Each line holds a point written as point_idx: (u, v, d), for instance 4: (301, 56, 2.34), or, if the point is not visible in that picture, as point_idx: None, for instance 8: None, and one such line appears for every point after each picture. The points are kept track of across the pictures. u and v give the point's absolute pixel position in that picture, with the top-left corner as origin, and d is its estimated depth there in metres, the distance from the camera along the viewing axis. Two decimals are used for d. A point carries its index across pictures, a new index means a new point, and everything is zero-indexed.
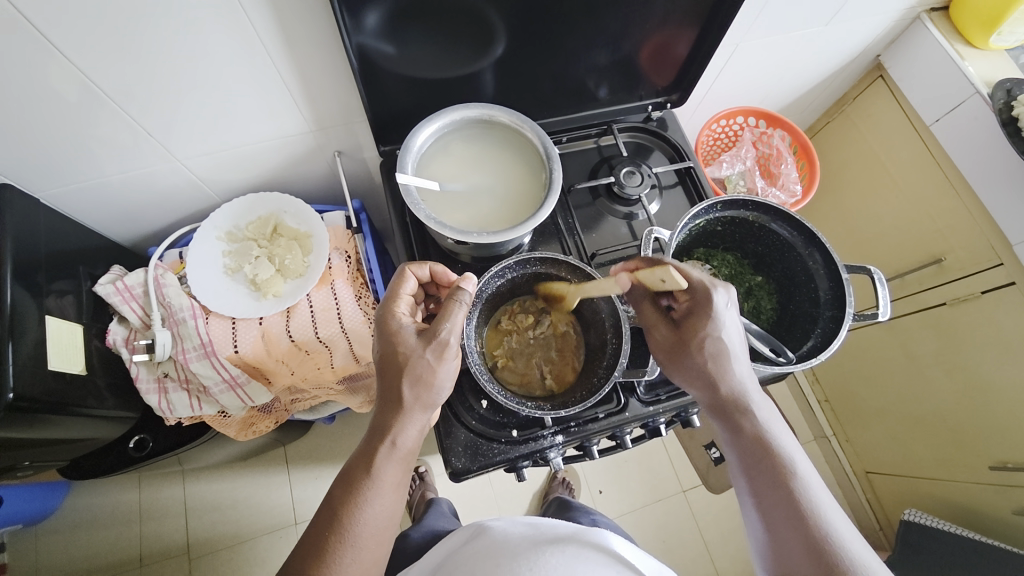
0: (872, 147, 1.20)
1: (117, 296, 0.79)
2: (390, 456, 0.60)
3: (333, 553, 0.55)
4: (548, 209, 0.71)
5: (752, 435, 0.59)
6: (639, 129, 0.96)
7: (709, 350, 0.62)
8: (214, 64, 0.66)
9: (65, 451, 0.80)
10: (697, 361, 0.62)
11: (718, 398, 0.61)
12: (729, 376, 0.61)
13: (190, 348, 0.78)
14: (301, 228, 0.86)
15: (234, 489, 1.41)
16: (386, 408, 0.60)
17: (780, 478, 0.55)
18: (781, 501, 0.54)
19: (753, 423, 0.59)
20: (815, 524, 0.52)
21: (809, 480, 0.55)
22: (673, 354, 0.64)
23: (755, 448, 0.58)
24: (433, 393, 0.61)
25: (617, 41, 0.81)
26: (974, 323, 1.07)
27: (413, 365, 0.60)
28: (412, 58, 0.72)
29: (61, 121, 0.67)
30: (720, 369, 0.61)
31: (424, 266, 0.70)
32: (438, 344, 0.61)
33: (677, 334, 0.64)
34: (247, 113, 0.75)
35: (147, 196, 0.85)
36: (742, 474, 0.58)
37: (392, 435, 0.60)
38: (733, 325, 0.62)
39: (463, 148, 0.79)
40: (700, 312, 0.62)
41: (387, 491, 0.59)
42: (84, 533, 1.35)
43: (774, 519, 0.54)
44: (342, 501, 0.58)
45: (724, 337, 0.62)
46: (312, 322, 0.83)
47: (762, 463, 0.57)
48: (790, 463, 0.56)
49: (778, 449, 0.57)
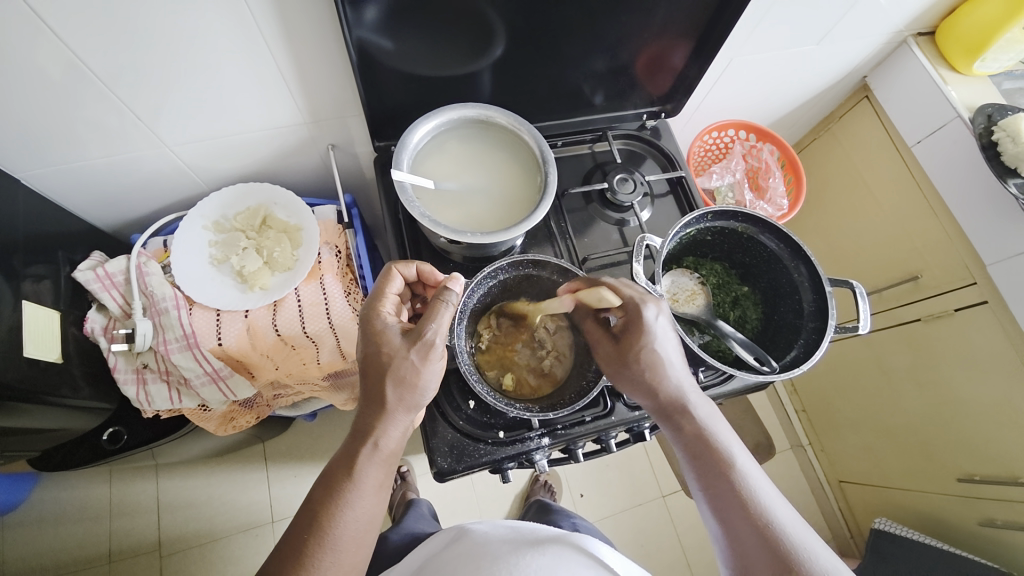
0: (856, 165, 1.24)
1: (97, 283, 0.76)
2: (372, 457, 0.59)
3: (314, 554, 0.55)
4: (543, 212, 0.71)
5: (694, 434, 0.60)
6: (633, 137, 0.98)
7: (648, 361, 0.62)
8: (207, 50, 0.65)
9: (36, 441, 0.78)
10: (635, 372, 0.62)
11: (661, 404, 0.62)
12: (668, 382, 0.61)
13: (173, 339, 0.76)
14: (292, 221, 0.85)
15: (209, 485, 1.38)
16: (369, 408, 0.60)
17: (725, 473, 0.56)
18: (727, 493, 0.55)
19: (694, 423, 0.60)
20: (762, 515, 0.53)
21: (751, 475, 0.57)
22: (614, 367, 0.64)
23: (698, 446, 0.59)
24: (417, 394, 0.61)
25: (615, 49, 0.82)
26: (947, 340, 1.11)
27: (397, 366, 0.60)
28: (410, 54, 0.72)
29: (45, 100, 0.65)
30: (658, 378, 0.62)
31: (411, 266, 0.70)
32: (424, 346, 0.60)
33: (617, 348, 0.64)
34: (240, 101, 0.74)
35: (132, 182, 0.82)
36: (690, 471, 0.59)
37: (374, 436, 0.59)
38: (665, 335, 0.63)
39: (459, 147, 0.79)
40: (635, 325, 0.62)
41: (368, 494, 0.59)
42: (49, 527, 1.31)
43: (724, 512, 0.55)
44: (321, 503, 0.57)
45: (660, 347, 0.62)
46: (300, 317, 0.81)
47: (710, 462, 0.58)
48: (732, 458, 0.58)
49: (721, 445, 0.59)
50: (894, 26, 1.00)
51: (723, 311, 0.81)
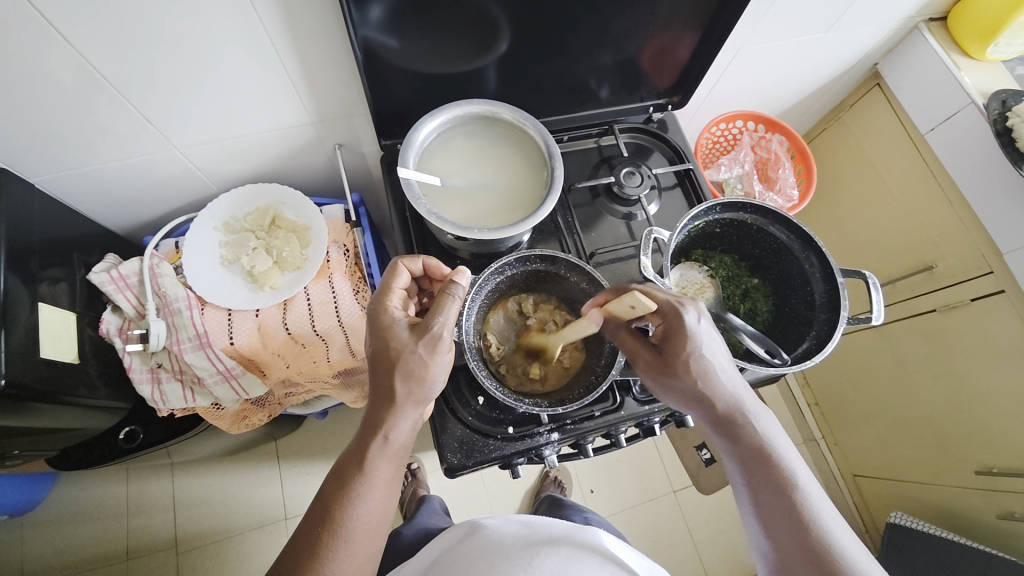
0: (867, 155, 1.22)
1: (112, 284, 0.77)
2: (383, 451, 0.60)
3: (328, 547, 0.55)
4: (549, 207, 0.71)
5: (752, 445, 0.58)
6: (640, 130, 0.97)
7: (696, 370, 0.61)
8: (216, 53, 0.66)
9: (55, 441, 0.79)
10: (685, 381, 0.61)
11: (715, 414, 0.60)
12: (721, 390, 0.60)
13: (185, 339, 0.77)
14: (300, 221, 0.85)
15: (223, 483, 1.40)
16: (379, 402, 0.60)
17: (779, 484, 0.56)
18: (781, 507, 0.55)
19: (752, 433, 0.59)
20: (816, 531, 0.53)
21: (808, 489, 0.56)
22: (661, 378, 0.63)
23: (754, 457, 0.58)
24: (425, 387, 0.61)
25: (620, 42, 0.82)
26: (964, 330, 1.09)
27: (405, 360, 0.60)
28: (415, 52, 0.72)
29: (57, 105, 0.66)
30: (710, 387, 0.60)
31: (418, 261, 0.71)
32: (430, 339, 0.60)
33: (661, 358, 0.63)
34: (247, 103, 0.74)
35: (142, 185, 0.83)
36: (740, 481, 0.59)
37: (384, 430, 0.60)
38: (710, 342, 0.61)
39: (464, 144, 0.79)
40: (677, 333, 0.61)
41: (379, 487, 0.59)
42: (69, 526, 1.33)
43: (774, 526, 0.55)
44: (334, 496, 0.58)
45: (706, 353, 0.61)
46: (310, 315, 0.82)
47: (765, 472, 0.57)
48: (790, 472, 0.57)
49: (778, 457, 0.58)
50: (905, 12, 0.98)
51: (733, 304, 0.80)
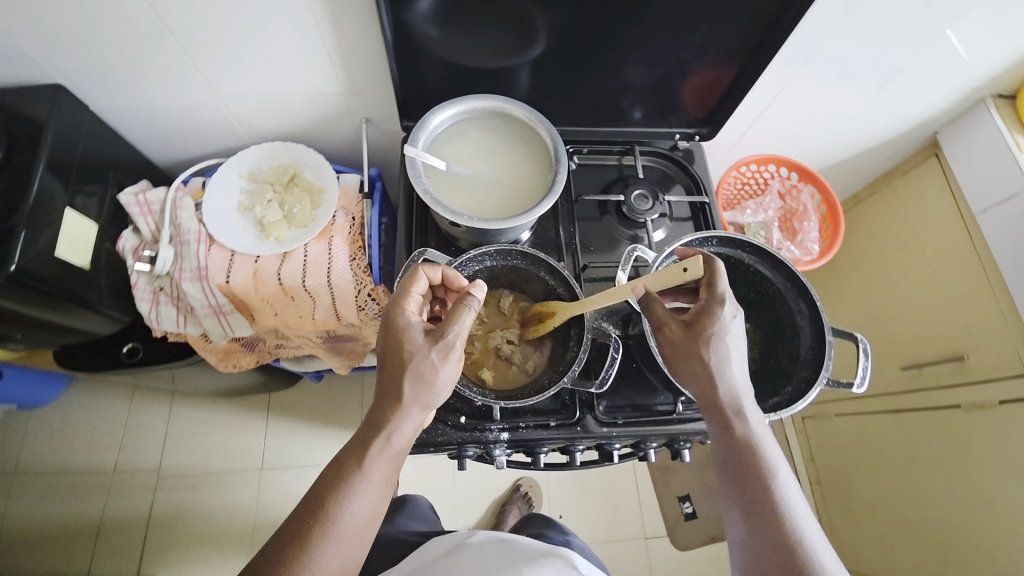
0: (911, 228, 1.15)
1: (136, 207, 0.83)
2: (383, 450, 0.59)
3: (315, 540, 0.55)
4: (545, 207, 0.72)
5: (741, 437, 0.58)
6: (663, 155, 0.96)
7: (715, 352, 0.60)
8: (265, 15, 0.71)
9: (60, 338, 0.86)
10: (703, 362, 0.60)
11: (715, 402, 0.60)
12: (729, 380, 0.59)
13: (187, 269, 0.82)
14: (317, 183, 0.90)
15: (213, 422, 1.52)
16: (385, 402, 0.60)
17: (764, 479, 0.56)
18: (762, 498, 0.55)
19: (746, 426, 0.59)
20: (793, 528, 0.54)
21: (788, 487, 0.56)
22: (678, 348, 0.61)
23: (742, 449, 0.58)
24: (432, 394, 0.60)
25: (652, 62, 0.83)
26: (988, 433, 0.99)
27: (417, 363, 0.60)
28: (450, 42, 0.76)
29: (121, 40, 0.73)
30: (722, 374, 0.59)
31: (437, 270, 0.68)
32: (444, 346, 0.60)
33: (687, 331, 0.61)
34: (288, 66, 0.80)
35: (186, 124, 0.90)
36: (725, 472, 0.59)
37: (388, 430, 0.59)
38: (738, 335, 0.61)
39: (479, 136, 0.81)
40: (711, 311, 0.60)
41: (374, 487, 0.59)
42: (72, 429, 1.49)
43: (754, 516, 0.55)
44: (326, 491, 0.57)
45: (729, 340, 0.60)
46: (303, 271, 0.85)
47: (750, 463, 0.57)
48: (772, 466, 0.57)
49: (765, 453, 0.58)
50: (971, 82, 0.93)
51: None
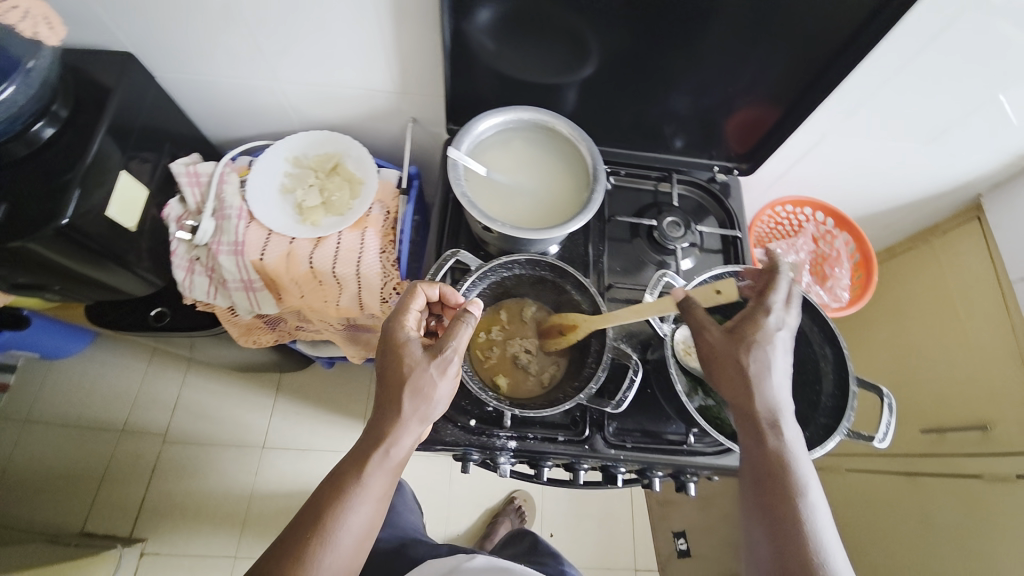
0: (944, 288, 1.13)
1: (185, 177, 0.86)
2: (382, 463, 0.59)
3: (310, 553, 0.55)
4: (578, 224, 0.73)
5: (774, 451, 0.57)
6: (700, 187, 0.96)
7: (756, 361, 0.59)
8: (335, 11, 0.74)
9: (96, 294, 0.87)
10: (742, 369, 0.59)
11: (751, 412, 0.59)
12: (768, 392, 0.59)
13: (225, 243, 0.84)
14: (358, 174, 0.93)
15: (224, 395, 1.56)
16: (384, 415, 0.60)
17: (793, 496, 0.55)
18: (789, 516, 0.54)
19: (780, 440, 0.57)
20: (816, 551, 0.52)
21: (816, 510, 0.55)
22: (718, 354, 0.60)
23: (774, 463, 0.56)
24: (431, 407, 0.60)
25: (700, 95, 0.84)
26: (1007, 509, 0.96)
27: (415, 377, 0.59)
28: (506, 54, 0.78)
29: (198, 22, 0.77)
30: (760, 384, 0.59)
31: (435, 287, 0.68)
32: (443, 361, 0.60)
33: (730, 337, 0.61)
34: (347, 62, 0.83)
35: (243, 106, 0.94)
36: (752, 485, 0.57)
37: (386, 444, 0.59)
38: (784, 349, 0.60)
39: (521, 147, 0.82)
40: (755, 321, 0.61)
41: (371, 499, 0.58)
42: (89, 384, 1.54)
43: (779, 535, 0.54)
44: (326, 502, 0.57)
45: (771, 351, 0.60)
46: (334, 257, 0.87)
47: (781, 478, 0.56)
48: (803, 485, 0.56)
49: (797, 470, 0.56)
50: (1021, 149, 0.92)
51: None
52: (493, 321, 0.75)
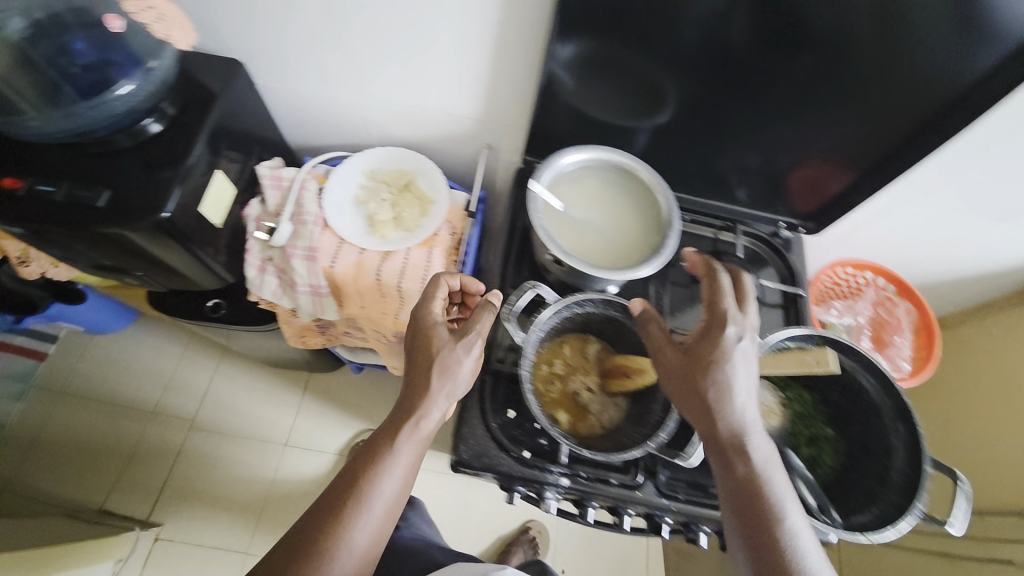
0: (995, 369, 1.11)
1: (269, 180, 0.89)
2: (411, 434, 0.61)
3: (348, 515, 0.56)
4: (650, 269, 0.74)
5: (745, 477, 0.55)
6: (762, 241, 0.95)
7: (718, 383, 0.58)
8: (439, 43, 0.78)
9: (170, 282, 0.88)
10: (701, 392, 0.58)
11: (716, 436, 0.57)
12: (731, 413, 0.57)
13: (299, 247, 0.87)
14: (429, 193, 0.95)
15: (253, 388, 1.57)
16: (411, 390, 0.62)
17: (772, 526, 0.53)
18: (771, 548, 0.52)
19: (748, 465, 0.55)
20: None
21: (799, 538, 0.52)
22: (676, 376, 0.61)
23: (745, 490, 0.55)
24: (457, 385, 0.63)
25: (774, 154, 0.86)
26: None
27: (444, 356, 0.63)
28: (589, 95, 0.80)
29: (307, 41, 0.81)
30: (722, 406, 0.57)
31: (456, 277, 0.73)
32: (468, 342, 0.64)
33: (686, 357, 0.60)
34: (439, 89, 0.86)
35: (328, 118, 0.98)
36: (730, 515, 0.55)
37: (416, 415, 0.61)
38: (743, 362, 0.59)
39: (597, 184, 0.83)
40: (712, 339, 0.59)
41: (403, 467, 0.60)
42: (126, 362, 1.57)
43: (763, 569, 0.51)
44: (363, 468, 0.59)
45: (733, 372, 0.58)
46: (401, 272, 0.88)
47: (754, 506, 0.54)
48: (780, 512, 0.54)
49: (772, 496, 0.54)
50: None
51: (795, 443, 0.73)
52: (556, 355, 0.75)
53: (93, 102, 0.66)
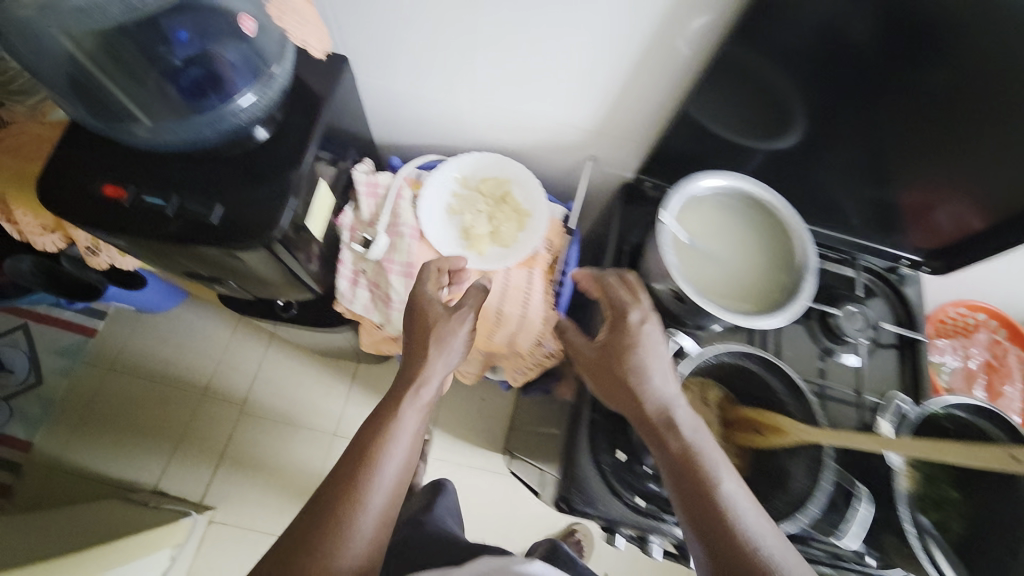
0: None
1: (364, 186, 0.83)
2: (414, 402, 0.62)
3: (361, 482, 0.54)
4: (786, 316, 0.68)
5: (678, 450, 0.55)
6: (880, 276, 0.90)
7: (633, 364, 0.61)
8: (573, 51, 0.71)
9: (258, 289, 0.83)
10: (620, 377, 0.62)
11: (647, 417, 0.59)
12: (653, 391, 0.60)
13: (397, 262, 0.82)
14: (526, 205, 0.89)
15: (302, 375, 1.55)
16: (412, 359, 0.66)
17: (711, 496, 0.52)
18: (711, 518, 0.51)
19: (680, 437, 0.56)
20: (751, 550, 0.48)
21: (738, 503, 0.51)
22: (597, 366, 0.64)
23: (680, 461, 0.55)
24: (451, 351, 0.67)
25: (915, 193, 0.79)
26: None
27: (439, 327, 0.67)
28: (721, 106, 0.72)
29: (422, 41, 0.74)
30: (641, 386, 0.60)
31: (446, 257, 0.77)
32: (460, 311, 0.69)
33: (603, 347, 0.64)
34: (557, 97, 0.79)
35: (422, 118, 0.91)
36: (673, 495, 0.54)
37: (418, 382, 0.64)
38: (652, 341, 0.63)
39: (722, 212, 0.76)
40: (620, 328, 0.64)
41: (409, 434, 0.59)
42: (174, 341, 1.54)
43: (714, 545, 0.49)
44: (367, 441, 0.57)
45: (645, 352, 0.62)
46: (502, 295, 0.84)
47: (690, 478, 0.53)
48: (715, 477, 0.53)
49: (708, 463, 0.54)
50: None
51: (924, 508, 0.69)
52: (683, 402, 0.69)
53: (213, 115, 0.60)
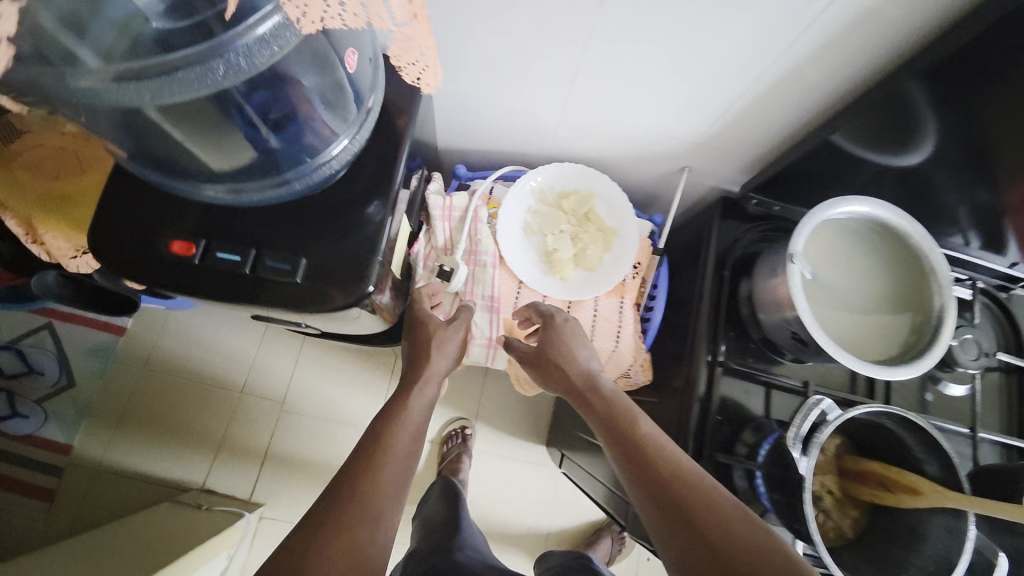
0: None
1: (440, 211, 0.79)
2: (413, 395, 0.64)
3: (369, 482, 0.52)
4: (924, 367, 0.62)
5: (608, 413, 0.62)
6: (995, 298, 0.80)
7: (564, 350, 0.69)
8: (692, 55, 0.60)
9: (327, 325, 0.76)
10: (558, 364, 0.69)
11: (578, 391, 0.66)
12: (579, 368, 0.68)
13: (479, 295, 0.80)
14: (610, 222, 0.84)
15: (340, 370, 1.51)
16: (412, 366, 0.67)
17: (648, 449, 0.56)
18: (654, 465, 0.55)
19: (604, 399, 0.63)
20: (700, 486, 0.52)
21: (673, 449, 0.56)
22: (537, 361, 0.71)
23: (610, 421, 0.61)
24: (445, 351, 0.69)
25: None
26: None
27: (441, 335, 0.69)
28: (865, 119, 0.62)
29: (511, 40, 0.62)
30: (572, 366, 0.68)
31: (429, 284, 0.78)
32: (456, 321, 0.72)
33: (540, 345, 0.71)
34: (658, 103, 0.69)
35: (492, 117, 0.80)
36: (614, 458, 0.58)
37: (420, 380, 0.66)
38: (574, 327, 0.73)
39: (844, 242, 0.68)
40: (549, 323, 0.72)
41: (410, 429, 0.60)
42: (206, 337, 1.48)
43: (665, 493, 0.52)
44: (370, 440, 0.57)
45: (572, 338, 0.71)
46: (590, 327, 0.81)
47: (624, 435, 0.59)
48: (646, 431, 0.59)
49: (634, 419, 0.60)
50: None
51: None
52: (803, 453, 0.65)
53: (301, 168, 0.54)
